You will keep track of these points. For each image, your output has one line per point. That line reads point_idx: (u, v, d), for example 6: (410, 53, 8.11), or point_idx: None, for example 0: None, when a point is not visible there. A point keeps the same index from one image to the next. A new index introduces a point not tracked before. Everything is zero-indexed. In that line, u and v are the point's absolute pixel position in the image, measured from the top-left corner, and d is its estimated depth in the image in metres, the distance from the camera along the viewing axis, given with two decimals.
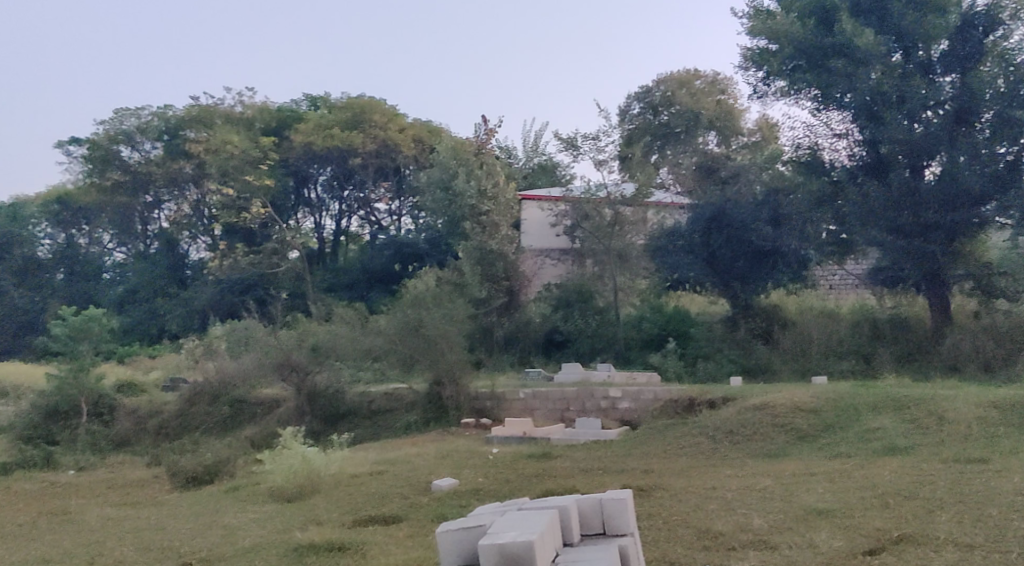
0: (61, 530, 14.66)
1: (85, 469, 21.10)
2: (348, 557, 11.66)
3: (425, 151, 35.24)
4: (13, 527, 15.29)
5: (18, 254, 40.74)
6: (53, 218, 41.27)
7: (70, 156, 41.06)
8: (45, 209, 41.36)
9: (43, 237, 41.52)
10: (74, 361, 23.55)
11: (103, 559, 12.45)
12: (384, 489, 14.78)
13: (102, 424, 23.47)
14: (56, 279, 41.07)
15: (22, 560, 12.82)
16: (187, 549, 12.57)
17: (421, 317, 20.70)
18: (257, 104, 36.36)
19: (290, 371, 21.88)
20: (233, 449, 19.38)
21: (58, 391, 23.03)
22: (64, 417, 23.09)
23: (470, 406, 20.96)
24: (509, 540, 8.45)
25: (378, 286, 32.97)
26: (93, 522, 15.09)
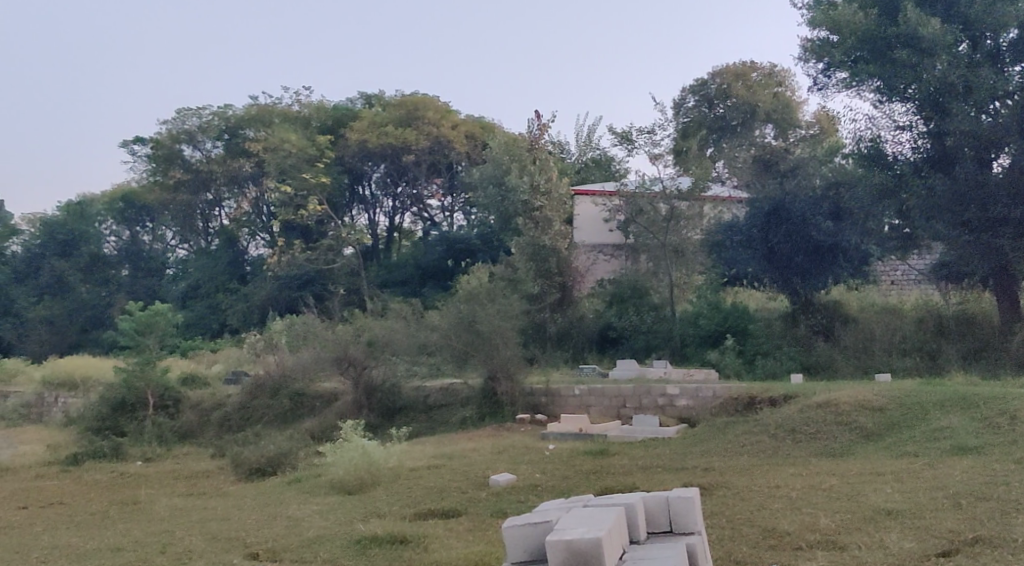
0: (131, 519, 14.89)
1: (151, 460, 21.43)
2: (411, 550, 11.70)
3: (478, 147, 35.18)
4: (85, 515, 15.53)
5: (85, 250, 41.09)
6: (117, 215, 42.47)
7: (134, 155, 41.69)
8: (111, 207, 42.35)
9: (109, 234, 42.57)
10: (141, 355, 24.03)
11: (174, 548, 12.61)
12: (443, 483, 14.81)
13: (167, 416, 23.87)
14: (121, 274, 41.78)
15: (94, 548, 13.02)
16: (254, 540, 12.68)
17: (475, 312, 20.77)
18: (313, 103, 36.82)
19: (347, 366, 21.99)
20: (294, 442, 19.54)
21: (125, 384, 23.68)
22: (130, 409, 23.67)
23: (525, 402, 20.94)
24: (576, 537, 8.43)
25: (431, 282, 33.03)
26: (162, 511, 15.30)
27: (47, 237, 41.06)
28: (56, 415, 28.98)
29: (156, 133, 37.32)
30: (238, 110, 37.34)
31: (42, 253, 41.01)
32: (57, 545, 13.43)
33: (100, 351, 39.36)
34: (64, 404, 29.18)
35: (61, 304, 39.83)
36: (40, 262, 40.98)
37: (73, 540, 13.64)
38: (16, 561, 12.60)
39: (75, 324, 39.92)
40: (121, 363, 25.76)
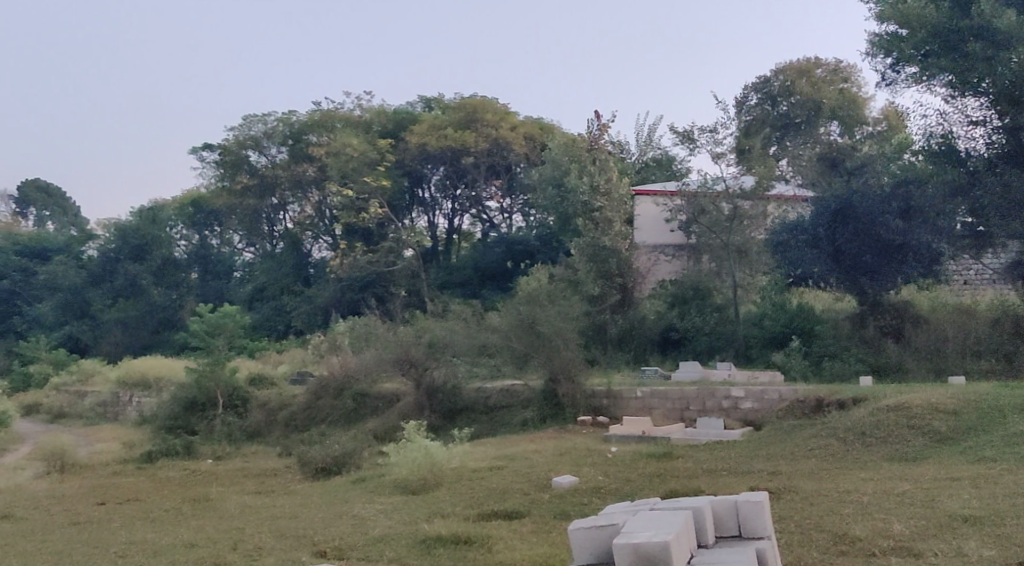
0: (203, 515, 15.08)
1: (221, 458, 21.75)
2: (476, 550, 11.67)
3: (536, 149, 34.99)
4: (158, 512, 15.77)
5: (157, 254, 41.62)
6: (188, 219, 43.19)
7: (203, 161, 42.34)
8: (181, 212, 43.02)
9: (179, 238, 43.28)
10: (211, 355, 24.40)
11: (244, 545, 12.74)
12: (505, 484, 14.81)
13: (236, 415, 24.18)
14: (191, 278, 42.39)
15: (168, 543, 13.24)
16: (321, 537, 12.76)
17: (535, 314, 20.70)
18: (375, 107, 37.10)
19: (408, 367, 22.08)
20: (358, 442, 19.63)
21: (196, 384, 24.04)
22: (201, 409, 24.00)
23: (587, 404, 20.79)
24: (644, 540, 8.53)
25: (491, 284, 33.12)
26: (232, 508, 15.48)
27: (121, 241, 41.77)
28: (131, 414, 29.54)
29: (223, 140, 37.84)
30: (302, 116, 37.71)
31: (116, 257, 41.86)
32: (133, 540, 13.67)
33: (171, 351, 40.08)
34: (138, 403, 29.78)
35: (134, 306, 40.78)
36: (114, 268, 41.84)
37: (148, 536, 13.89)
38: (94, 556, 12.86)
39: (147, 324, 40.87)
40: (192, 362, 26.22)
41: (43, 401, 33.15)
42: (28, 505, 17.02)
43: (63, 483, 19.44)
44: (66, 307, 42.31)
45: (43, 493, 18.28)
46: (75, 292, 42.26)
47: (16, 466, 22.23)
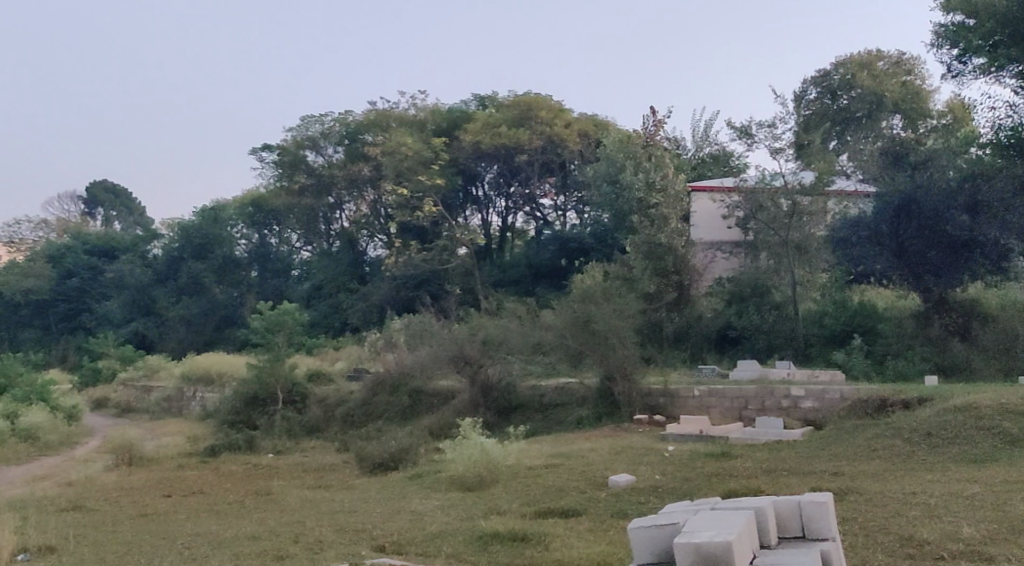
0: (265, 509, 15.22)
1: (281, 453, 21.97)
2: (533, 548, 11.62)
3: (591, 145, 34.78)
4: (222, 505, 15.95)
5: (219, 253, 42.33)
6: (248, 219, 43.00)
7: (263, 162, 42.77)
8: (241, 211, 42.94)
9: (240, 238, 43.35)
10: (272, 352, 24.67)
11: (305, 538, 12.83)
12: (561, 483, 14.70)
13: (295, 411, 24.37)
14: (251, 276, 42.82)
15: (232, 536, 13.36)
16: (380, 532, 12.81)
17: (591, 311, 20.56)
18: (429, 106, 37.19)
19: (464, 364, 22.08)
20: (415, 438, 19.70)
21: (257, 379, 24.31)
22: (262, 404, 24.26)
23: (643, 402, 20.63)
24: (706, 540, 8.51)
25: (544, 282, 33.21)
26: (292, 502, 15.61)
27: (184, 240, 42.61)
28: (194, 409, 29.97)
29: (281, 140, 38.49)
30: (358, 116, 38.10)
31: (180, 255, 43.07)
32: (198, 532, 13.84)
33: (232, 348, 40.60)
34: (201, 398, 30.18)
35: (197, 303, 41.60)
36: (178, 265, 43.14)
37: (213, 528, 14.03)
38: (160, 547, 13.03)
39: (209, 322, 41.64)
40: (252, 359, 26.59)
41: (111, 396, 33.75)
42: (97, 496, 17.31)
43: (131, 475, 19.75)
44: (132, 304, 43.29)
45: (111, 484, 18.59)
46: (141, 290, 43.14)
47: (85, 459, 22.65)
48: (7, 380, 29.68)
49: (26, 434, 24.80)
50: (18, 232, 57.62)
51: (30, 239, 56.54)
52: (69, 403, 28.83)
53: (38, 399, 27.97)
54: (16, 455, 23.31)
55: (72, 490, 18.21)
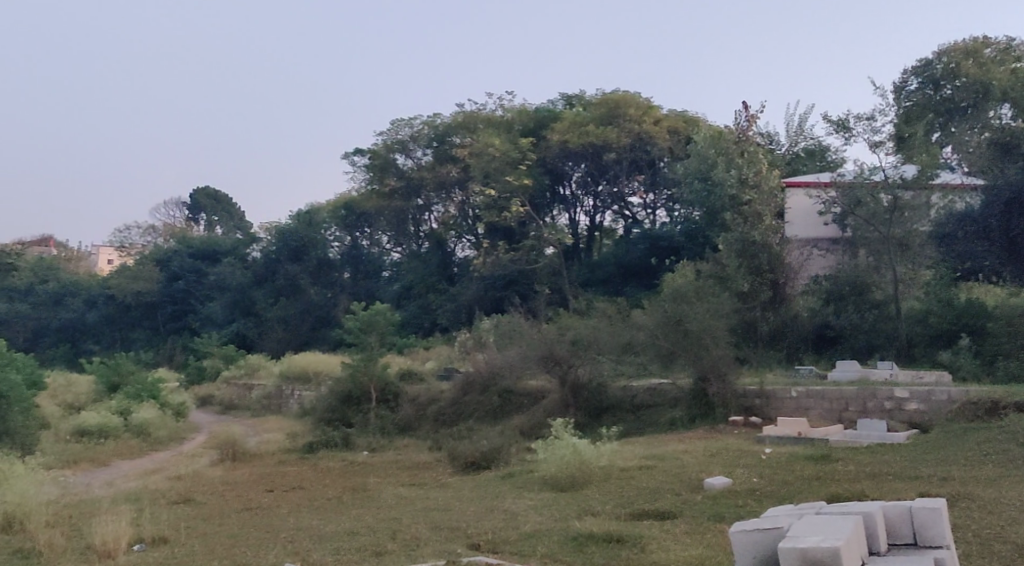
0: (362, 505, 15.32)
1: (376, 450, 22.17)
2: (630, 549, 11.47)
3: (681, 142, 33.98)
4: (322, 500, 16.10)
5: (313, 256, 43.09)
6: (340, 222, 43.32)
7: (355, 166, 43.25)
8: (335, 214, 43.35)
9: (333, 240, 43.77)
10: (365, 352, 25.00)
11: (402, 535, 12.88)
12: (655, 484, 14.51)
13: (388, 409, 24.56)
14: (343, 278, 43.14)
15: (331, 530, 13.49)
16: (475, 531, 12.79)
17: (683, 311, 20.28)
18: (516, 107, 37.15)
19: (554, 365, 21.90)
20: (506, 437, 19.67)
21: (351, 378, 24.63)
22: (357, 402, 24.53)
23: (739, 404, 20.24)
24: (812, 545, 8.29)
25: (633, 281, 32.93)
26: (389, 499, 15.66)
27: (280, 244, 43.34)
28: (292, 407, 30.44)
29: (371, 144, 38.90)
30: (446, 118, 38.27)
31: (278, 257, 43.88)
32: (300, 526, 14.01)
33: (326, 347, 41.16)
34: (299, 396, 30.62)
35: (294, 304, 42.37)
36: (276, 267, 44.05)
37: (313, 522, 14.17)
38: (265, 540, 13.20)
39: (305, 322, 42.21)
40: (347, 358, 26.82)
41: (215, 393, 34.46)
42: (204, 490, 17.66)
43: (236, 470, 20.09)
44: (234, 305, 44.43)
45: (216, 479, 18.95)
46: (242, 292, 44.41)
47: (192, 454, 23.13)
48: (119, 377, 30.50)
49: (137, 430, 25.44)
50: (129, 237, 59.82)
51: (139, 245, 58.51)
52: (177, 399, 29.52)
53: (148, 397, 28.73)
54: (128, 449, 23.90)
55: (180, 483, 18.62)
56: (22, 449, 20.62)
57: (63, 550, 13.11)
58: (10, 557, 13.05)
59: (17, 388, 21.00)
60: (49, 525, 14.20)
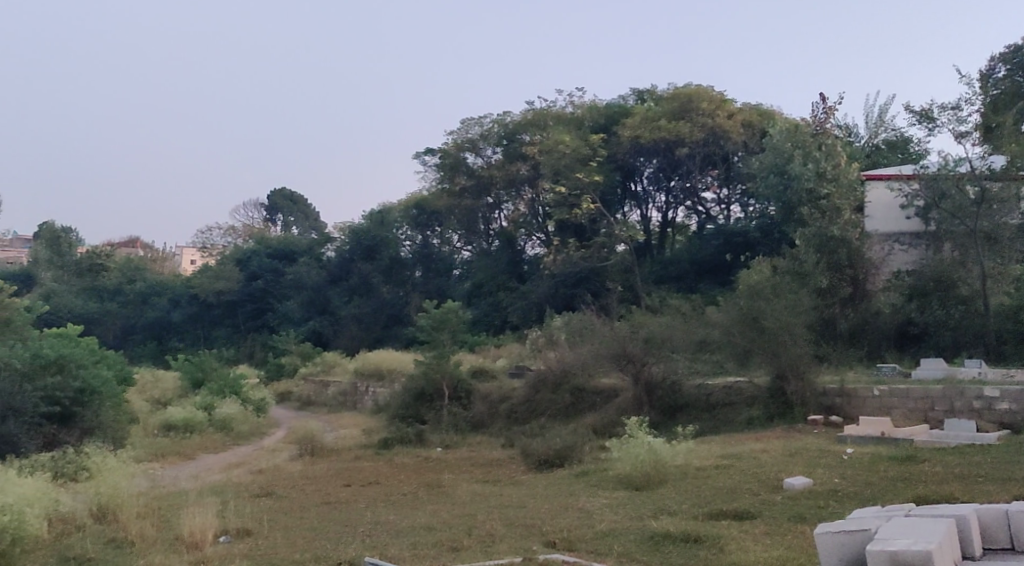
0: (437, 501, 15.30)
1: (449, 447, 22.20)
2: (708, 550, 11.26)
3: (756, 135, 33.30)
4: (397, 496, 16.12)
5: (386, 254, 43.50)
6: (412, 221, 43.14)
7: (426, 165, 43.37)
8: (406, 214, 43.23)
9: (405, 239, 43.71)
10: (437, 349, 25.13)
11: (477, 531, 12.82)
12: (732, 484, 14.25)
13: (461, 406, 24.62)
14: (414, 277, 43.16)
15: (408, 525, 13.50)
16: (550, 528, 12.67)
17: (761, 307, 19.93)
18: (587, 103, 36.93)
19: (627, 362, 21.67)
20: (579, 435, 19.51)
21: (424, 376, 24.77)
22: (430, 399, 24.67)
23: (818, 403, 19.84)
24: (902, 548, 8.19)
25: (707, 277, 32.65)
26: (463, 496, 15.61)
27: (354, 243, 44.15)
28: (367, 403, 30.69)
29: (442, 143, 38.80)
30: (516, 116, 37.96)
31: (351, 257, 44.33)
32: (377, 520, 14.04)
33: (400, 345, 41.45)
34: (374, 393, 30.84)
35: (367, 302, 42.77)
36: (350, 266, 44.51)
37: (390, 517, 14.19)
38: (343, 534, 13.24)
39: (378, 320, 42.50)
40: (421, 355, 26.87)
41: (294, 390, 34.87)
42: (285, 484, 17.82)
43: (314, 465, 20.24)
44: (310, 303, 45.05)
45: (296, 473, 19.11)
46: (318, 290, 45.04)
47: (273, 448, 23.37)
48: (203, 373, 31.05)
49: (220, 424, 25.81)
50: (211, 237, 60.90)
51: (220, 245, 59.58)
52: (258, 395, 30.00)
53: (230, 393, 29.32)
54: (212, 443, 24.27)
55: (262, 477, 18.82)
56: (112, 442, 21.01)
57: (153, 541, 13.28)
58: (104, 547, 13.24)
59: (107, 383, 21.36)
60: (140, 516, 14.38)
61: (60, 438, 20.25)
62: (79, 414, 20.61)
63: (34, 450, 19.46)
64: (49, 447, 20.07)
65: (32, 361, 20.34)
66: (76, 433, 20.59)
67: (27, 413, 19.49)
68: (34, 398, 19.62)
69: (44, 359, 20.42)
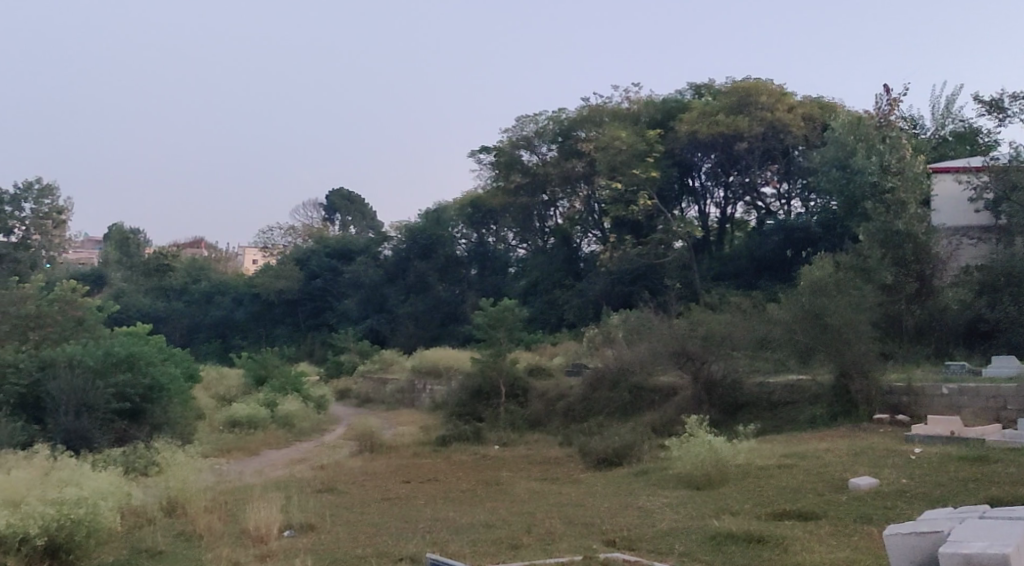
0: (496, 499, 15.24)
1: (507, 445, 22.15)
2: (772, 550, 11.05)
3: (817, 130, 32.98)
4: (456, 493, 16.10)
5: (442, 253, 43.44)
6: (467, 219, 43.08)
7: (481, 164, 43.38)
8: (460, 212, 43.22)
9: (461, 238, 43.82)
10: (494, 347, 25.09)
11: (536, 529, 12.72)
12: (796, 484, 14.00)
13: (518, 404, 24.58)
14: (470, 275, 43.17)
15: (468, 522, 13.44)
16: (610, 527, 12.54)
17: (824, 304, 19.59)
18: (643, 99, 36.63)
19: (686, 360, 21.46)
20: (638, 433, 19.33)
21: (481, 373, 24.75)
22: (487, 397, 24.66)
23: (884, 401, 19.46)
24: (977, 551, 7.97)
25: (768, 274, 32.23)
26: (522, 494, 15.53)
27: (411, 242, 44.26)
28: (425, 400, 30.80)
29: (497, 141, 38.88)
30: (572, 113, 37.83)
31: (408, 255, 44.51)
32: (437, 517, 14.01)
33: (456, 343, 41.58)
34: (431, 390, 30.92)
35: (423, 300, 42.91)
36: (406, 264, 44.67)
37: (450, 514, 14.15)
38: (404, 530, 13.23)
39: (434, 318, 42.65)
40: (478, 353, 26.86)
41: (353, 387, 35.11)
42: (346, 479, 17.90)
43: (375, 461, 20.33)
44: (368, 301, 45.41)
45: (357, 469, 19.20)
46: (375, 289, 45.34)
47: (333, 445, 23.50)
48: (265, 370, 31.37)
49: (283, 421, 26.05)
50: (272, 237, 61.57)
51: (281, 245, 60.24)
52: (319, 392, 30.25)
53: (292, 390, 29.57)
54: (275, 439, 24.48)
55: (324, 473, 18.94)
56: (180, 438, 21.28)
57: (220, 534, 13.39)
58: (174, 540, 13.41)
59: (176, 380, 21.57)
60: (207, 509, 14.53)
61: (130, 434, 20.52)
62: (148, 410, 20.86)
63: (107, 445, 19.86)
64: (121, 443, 20.34)
65: (103, 358, 20.56)
66: (146, 429, 20.85)
67: (99, 408, 19.94)
68: (106, 394, 20.05)
69: (115, 356, 20.65)
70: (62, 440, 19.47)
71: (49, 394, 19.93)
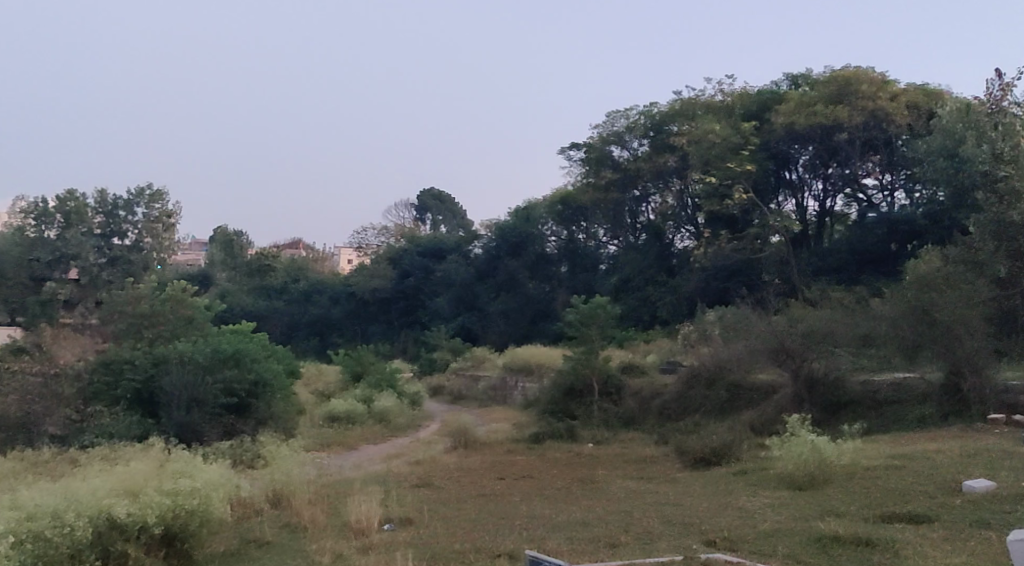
0: (593, 497, 15.02)
1: (601, 443, 21.91)
2: (881, 554, 10.63)
3: (923, 117, 31.49)
4: (551, 490, 15.92)
5: (532, 250, 43.47)
6: (557, 216, 42.81)
7: (571, 160, 43.10)
8: (551, 209, 43.07)
9: (551, 235, 43.58)
10: (586, 344, 24.80)
11: (634, 528, 12.48)
12: (905, 485, 13.48)
13: (612, 402, 24.31)
14: (560, 272, 42.91)
15: (565, 519, 13.26)
16: (710, 527, 12.22)
17: (932, 300, 18.89)
18: (738, 91, 36.03)
19: (786, 357, 20.89)
20: (737, 432, 18.88)
21: (573, 370, 24.49)
22: (580, 394, 24.44)
23: (999, 400, 18.83)
24: None
25: (870, 269, 31.35)
26: (619, 492, 15.28)
27: (501, 239, 44.30)
28: (517, 397, 30.70)
29: (587, 137, 38.77)
30: (663, 107, 37.43)
31: (499, 253, 44.57)
32: (534, 514, 13.85)
33: (547, 340, 41.49)
34: (523, 387, 30.83)
35: (514, 298, 42.84)
36: (497, 263, 44.74)
37: (547, 511, 13.97)
38: (501, 527, 13.08)
39: (525, 316, 42.64)
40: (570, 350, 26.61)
41: (445, 383, 35.17)
42: (443, 475, 17.88)
43: (470, 457, 20.31)
44: (459, 299, 45.63)
45: (453, 465, 19.19)
46: (467, 287, 45.52)
47: (428, 441, 23.55)
48: (361, 367, 31.63)
49: (379, 417, 26.20)
50: (366, 237, 62.22)
51: (375, 245, 60.92)
52: (413, 389, 30.37)
53: (387, 387, 29.77)
54: (372, 434, 24.62)
55: (420, 468, 18.95)
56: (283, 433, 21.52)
57: (323, 526, 13.43)
58: (279, 531, 13.56)
59: (280, 376, 21.83)
60: (311, 502, 14.66)
61: (238, 428, 20.74)
62: (254, 406, 21.05)
63: (216, 439, 20.21)
64: (229, 437, 20.60)
65: (212, 355, 20.89)
66: (253, 424, 20.99)
67: (208, 403, 20.30)
68: (214, 389, 20.39)
69: (222, 353, 20.99)
70: (175, 433, 19.97)
71: (163, 389, 20.42)
